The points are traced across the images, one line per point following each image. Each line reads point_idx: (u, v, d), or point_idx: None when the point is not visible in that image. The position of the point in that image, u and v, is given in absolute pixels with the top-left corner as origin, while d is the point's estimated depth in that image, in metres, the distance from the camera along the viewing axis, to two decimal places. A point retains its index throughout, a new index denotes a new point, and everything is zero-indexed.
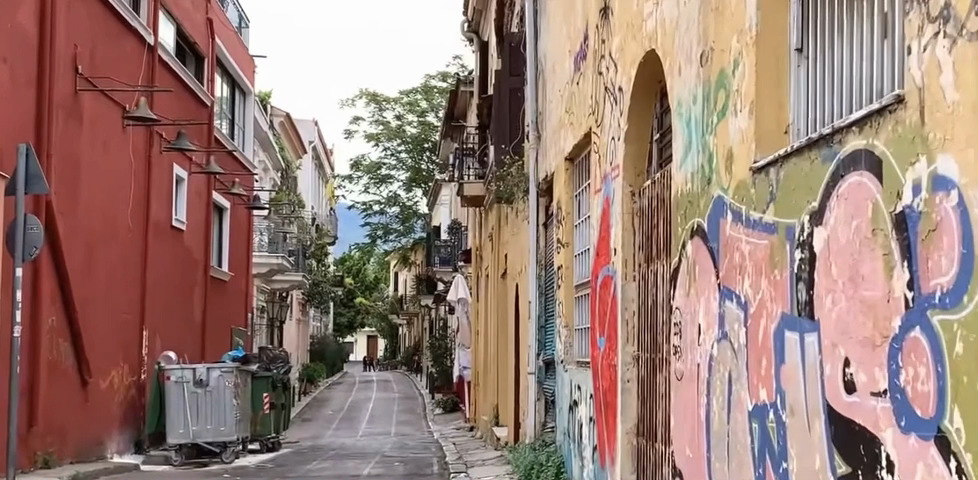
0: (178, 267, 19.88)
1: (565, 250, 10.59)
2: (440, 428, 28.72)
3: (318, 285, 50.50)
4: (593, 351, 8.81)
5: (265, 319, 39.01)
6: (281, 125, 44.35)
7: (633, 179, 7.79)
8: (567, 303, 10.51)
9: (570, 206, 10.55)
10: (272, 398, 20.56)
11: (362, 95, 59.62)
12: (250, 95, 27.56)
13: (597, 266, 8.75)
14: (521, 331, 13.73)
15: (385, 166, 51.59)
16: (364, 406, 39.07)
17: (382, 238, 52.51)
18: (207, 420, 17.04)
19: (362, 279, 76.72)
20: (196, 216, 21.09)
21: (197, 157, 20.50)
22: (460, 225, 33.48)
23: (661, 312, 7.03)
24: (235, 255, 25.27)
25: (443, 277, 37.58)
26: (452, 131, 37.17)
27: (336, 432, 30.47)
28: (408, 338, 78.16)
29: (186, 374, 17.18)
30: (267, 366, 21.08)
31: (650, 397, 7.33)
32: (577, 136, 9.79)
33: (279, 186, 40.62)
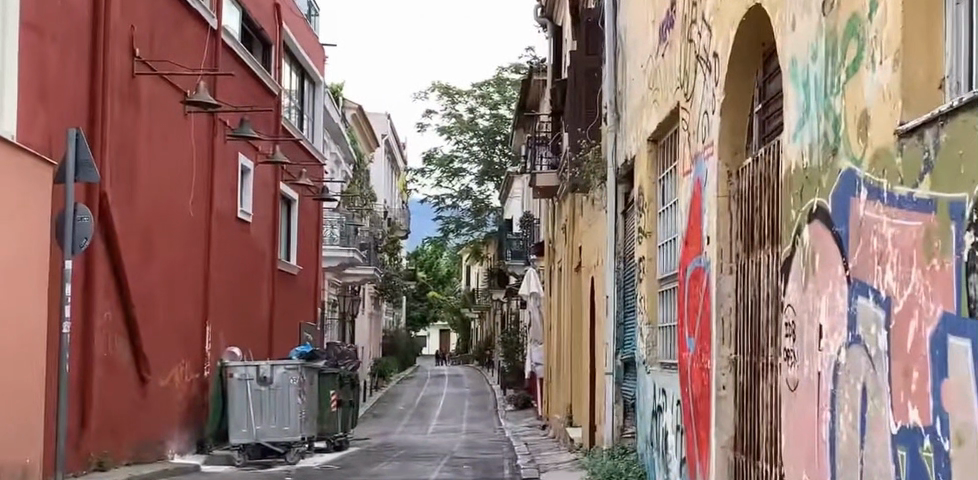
0: (244, 260, 19.35)
1: (647, 240, 9.63)
2: (512, 426, 27.88)
3: (390, 279, 50.05)
4: (681, 353, 7.84)
5: (336, 313, 38.59)
6: (353, 117, 43.90)
7: (729, 157, 6.82)
8: (650, 300, 9.54)
9: (653, 193, 9.58)
10: (339, 395, 19.90)
11: (435, 88, 59.01)
12: (320, 85, 26.99)
13: (685, 258, 7.79)
14: (598, 329, 12.77)
15: (457, 159, 50.92)
16: (436, 402, 38.41)
17: (454, 232, 51.87)
18: (272, 419, 16.43)
19: (435, 273, 76.26)
20: (263, 207, 20.53)
21: (262, 147, 19.91)
22: (533, 218, 32.58)
23: (765, 311, 6.06)
24: (304, 248, 24.75)
25: (515, 271, 36.71)
26: (525, 122, 36.22)
27: (407, 428, 29.81)
28: (481, 333, 77.56)
29: (250, 371, 16.64)
30: (334, 362, 20.43)
31: (750, 409, 6.36)
32: (663, 114, 8.82)
33: (351, 179, 40.15)
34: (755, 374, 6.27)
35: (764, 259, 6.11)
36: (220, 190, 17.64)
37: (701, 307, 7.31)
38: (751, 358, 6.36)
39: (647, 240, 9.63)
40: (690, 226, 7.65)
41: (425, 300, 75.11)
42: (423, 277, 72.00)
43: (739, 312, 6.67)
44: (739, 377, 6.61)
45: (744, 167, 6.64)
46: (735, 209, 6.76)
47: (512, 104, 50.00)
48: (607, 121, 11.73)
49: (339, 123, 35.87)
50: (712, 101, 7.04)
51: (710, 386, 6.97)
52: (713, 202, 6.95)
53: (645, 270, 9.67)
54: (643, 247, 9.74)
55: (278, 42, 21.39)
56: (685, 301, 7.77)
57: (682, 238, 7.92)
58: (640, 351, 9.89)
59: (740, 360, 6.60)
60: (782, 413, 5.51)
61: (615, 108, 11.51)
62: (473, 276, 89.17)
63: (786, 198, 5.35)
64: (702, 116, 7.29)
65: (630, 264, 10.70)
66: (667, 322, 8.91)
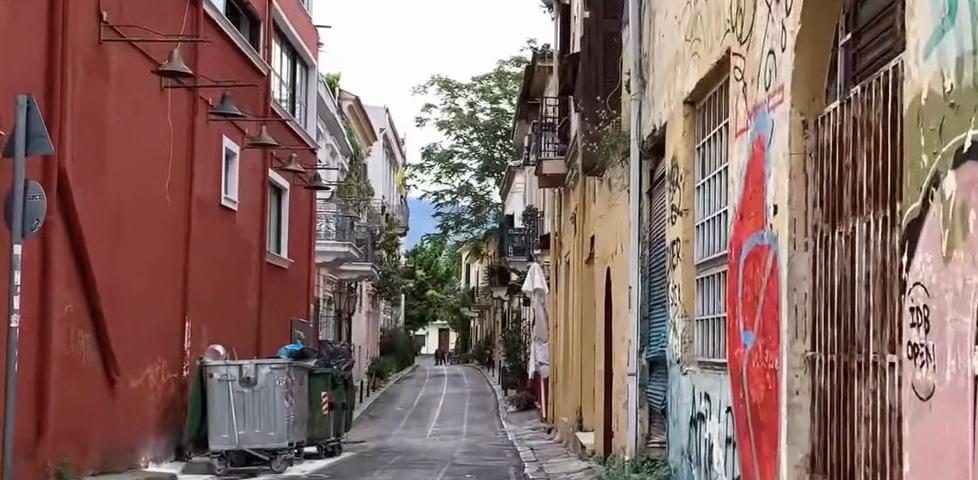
0: (229, 251, 18.01)
1: (683, 219, 8.24)
2: (514, 428, 26.55)
3: (388, 276, 48.71)
4: (735, 350, 6.47)
5: (331, 311, 37.26)
6: (350, 109, 42.51)
7: (804, 103, 5.47)
8: (688, 286, 8.16)
9: (691, 163, 8.21)
10: (330, 397, 18.57)
11: (434, 82, 57.60)
12: (313, 69, 25.62)
13: (740, 235, 6.42)
14: (618, 325, 11.40)
15: (456, 154, 49.54)
16: (435, 403, 37.06)
17: (454, 229, 50.53)
18: (256, 423, 15.10)
19: (434, 271, 75.01)
20: (250, 195, 19.17)
21: (249, 131, 18.55)
22: (536, 212, 31.22)
23: (863, 293, 4.69)
24: (296, 240, 23.41)
25: (517, 268, 35.35)
26: (528, 113, 34.84)
27: (404, 431, 28.48)
28: (480, 333, 76.22)
29: (232, 371, 15.30)
30: (326, 362, 19.07)
31: (838, 420, 4.99)
32: (705, 68, 7.46)
33: (347, 173, 38.73)
34: (847, 377, 4.89)
35: (861, 227, 4.75)
36: (201, 174, 16.28)
37: (763, 292, 5.93)
38: (839, 356, 4.99)
39: (683, 218, 8.25)
40: (748, 196, 6.28)
41: (424, 299, 73.90)
42: (421, 275, 70.68)
43: (819, 297, 5.30)
44: (819, 380, 5.24)
45: (827, 115, 5.27)
46: (814, 169, 5.40)
47: (514, 98, 48.66)
48: (630, 89, 10.36)
49: (335, 114, 34.49)
50: (781, 36, 5.68)
51: (778, 390, 5.59)
52: (782, 160, 5.59)
53: (680, 253, 8.29)
54: (677, 225, 8.37)
55: (268, 19, 20.01)
56: (740, 286, 6.41)
57: (736, 211, 6.57)
58: (671, 348, 8.51)
59: (822, 359, 5.22)
60: (900, 426, 4.13)
61: (640, 74, 10.12)
62: (473, 275, 87.76)
63: (911, 138, 3.98)
64: (766, 57, 5.93)
65: (660, 249, 9.33)
66: (711, 315, 7.53)
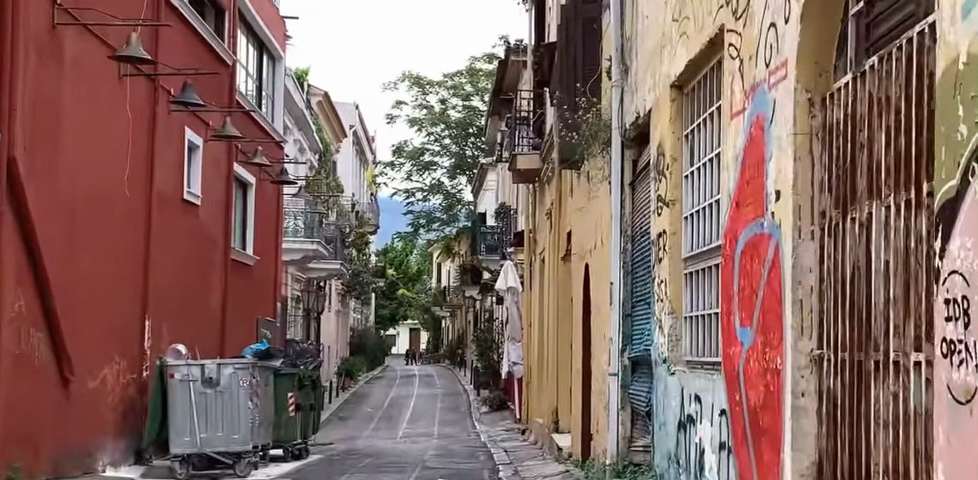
0: (192, 247, 17.40)
1: (670, 209, 7.78)
2: (487, 429, 26.08)
3: (358, 275, 48.10)
4: (730, 349, 6.00)
5: (300, 310, 36.70)
6: (320, 105, 41.89)
7: (810, 78, 5.01)
8: (675, 280, 7.70)
9: (678, 150, 7.74)
10: (297, 398, 18.03)
11: (406, 78, 57.08)
12: (281, 60, 25.01)
13: (736, 225, 5.96)
14: (597, 323, 10.96)
15: (427, 152, 49.00)
16: (406, 403, 36.54)
17: (425, 227, 50.00)
18: (219, 425, 14.55)
19: (404, 269, 74.64)
20: (213, 189, 18.57)
21: (213, 122, 17.95)
22: (509, 209, 30.78)
23: (883, 285, 4.23)
24: (262, 237, 22.80)
25: (489, 267, 34.90)
26: (500, 109, 34.41)
27: (374, 432, 27.96)
28: (451, 332, 75.80)
29: (193, 371, 14.64)
30: (292, 361, 18.51)
31: (851, 424, 4.52)
32: (693, 48, 7.01)
33: (316, 169, 38.11)
34: (862, 377, 4.43)
35: (879, 211, 4.29)
36: (163, 166, 15.67)
37: (763, 285, 5.45)
38: (853, 353, 4.52)
39: (670, 208, 7.78)
40: (745, 181, 5.82)
41: (394, 298, 73.29)
42: (391, 274, 70.13)
43: (827, 290, 4.84)
44: (829, 381, 4.77)
45: (838, 89, 4.81)
46: (821, 149, 4.94)
47: (486, 95, 48.21)
48: (611, 74, 9.92)
49: (303, 109, 33.90)
50: (785, 7, 5.22)
51: (781, 392, 5.12)
52: (786, 141, 5.13)
53: (666, 245, 7.82)
54: (663, 215, 7.91)
55: (233, 8, 19.41)
56: (736, 280, 5.94)
57: (730, 200, 6.10)
58: (657, 346, 8.05)
59: (833, 358, 4.76)
60: (933, 436, 3.66)
61: (621, 60, 9.67)
62: (443, 274, 87.21)
63: (945, 106, 3.53)
64: (767, 31, 5.47)
65: (644, 242, 8.88)
66: (701, 311, 7.09)
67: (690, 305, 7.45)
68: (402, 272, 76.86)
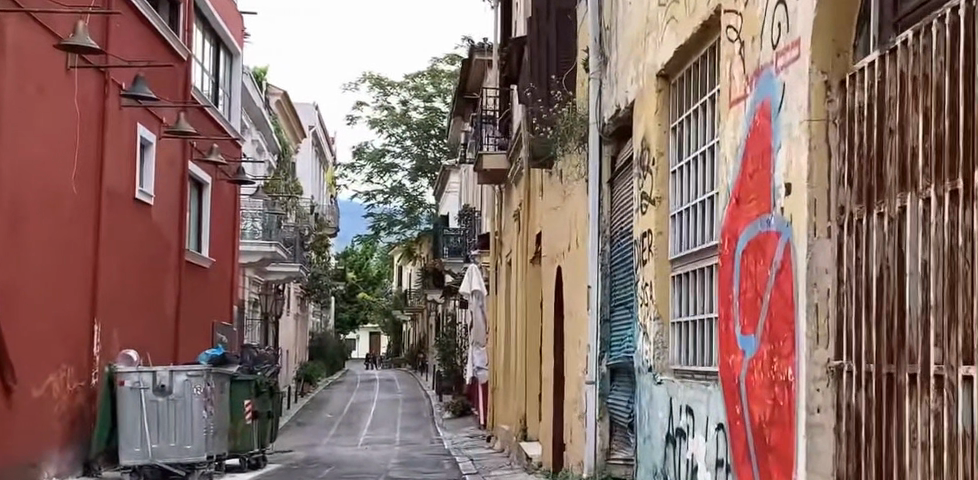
0: (144, 249, 16.69)
1: (656, 207, 7.28)
2: (450, 436, 25.51)
3: (318, 278, 47.33)
4: (730, 358, 5.49)
5: (257, 314, 35.92)
6: (279, 104, 41.12)
7: (826, 58, 4.51)
8: (661, 282, 7.19)
9: (665, 143, 7.22)
10: (254, 405, 17.36)
11: (367, 79, 56.39)
12: (239, 57, 24.30)
13: (736, 223, 5.45)
14: (573, 328, 10.46)
15: (388, 154, 48.33)
16: (366, 409, 35.86)
17: (386, 230, 49.33)
18: (170, 436, 13.85)
19: (364, 272, 73.90)
20: (167, 188, 17.85)
21: (166, 118, 17.23)
22: (473, 211, 30.26)
23: (922, 287, 3.74)
24: (218, 238, 22.08)
25: (452, 270, 34.35)
26: (464, 110, 33.88)
27: (335, 439, 27.30)
28: (412, 336, 75.08)
29: (144, 379, 14.11)
30: (249, 367, 17.82)
31: (880, 445, 4.02)
32: (683, 33, 6.50)
33: (275, 170, 37.33)
34: (894, 393, 3.93)
35: (915, 204, 3.79)
36: (113, 163, 14.94)
37: (769, 289, 4.95)
38: (881, 365, 4.02)
39: (656, 206, 7.27)
40: (747, 175, 5.31)
41: (354, 301, 72.50)
42: (351, 277, 69.34)
43: (848, 294, 4.34)
44: (851, 395, 4.27)
45: (859, 70, 4.32)
46: (840, 138, 4.44)
47: (448, 96, 47.68)
48: (588, 66, 9.42)
49: (262, 109, 33.17)
50: None
51: (793, 408, 4.62)
52: (798, 129, 4.62)
53: (652, 245, 7.31)
54: (648, 213, 7.40)
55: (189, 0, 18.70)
56: (736, 284, 5.44)
57: (728, 195, 5.60)
58: (640, 354, 7.56)
59: (856, 370, 4.25)
60: None
61: (599, 50, 9.17)
62: (404, 277, 86.51)
63: None
64: (774, 8, 4.97)
65: (626, 243, 8.37)
66: (692, 316, 6.59)
67: (680, 310, 6.95)
68: (363, 275, 76.08)
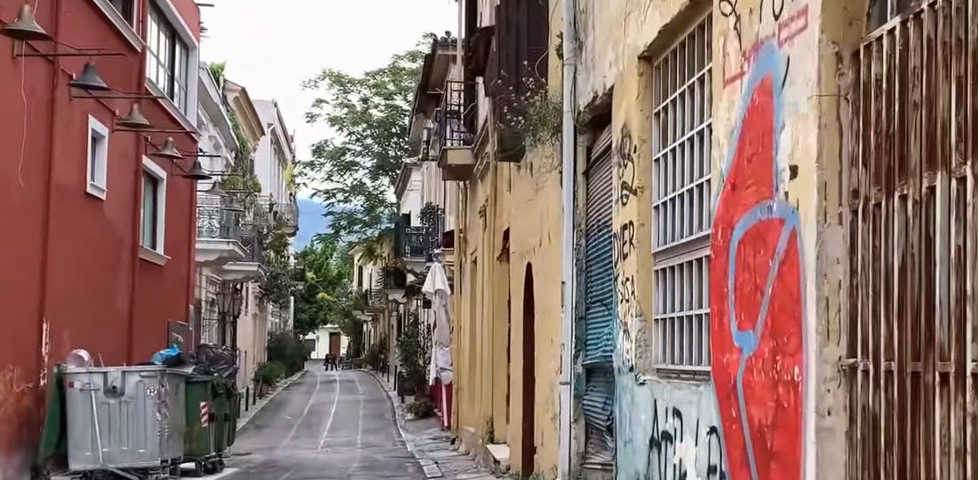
0: (96, 245, 16.07)
1: (637, 198, 6.89)
2: (413, 438, 25.05)
3: (277, 278, 46.59)
4: (725, 357, 5.11)
5: (215, 313, 35.26)
6: (236, 101, 40.42)
7: (838, 28, 4.12)
8: (643, 277, 6.82)
9: (647, 132, 6.83)
10: (210, 408, 16.79)
11: (327, 76, 55.74)
12: (196, 50, 23.69)
13: (731, 211, 5.06)
14: (546, 326, 10.11)
15: (349, 152, 47.73)
16: (327, 410, 35.28)
17: (347, 229, 48.73)
18: (124, 439, 13.30)
19: (324, 272, 73.16)
20: (120, 183, 17.23)
21: (119, 111, 16.62)
22: (436, 209, 29.82)
23: (954, 278, 3.35)
24: (174, 235, 21.46)
25: (414, 269, 33.93)
26: (426, 107, 33.46)
27: (295, 442, 26.73)
28: (373, 336, 74.43)
29: (95, 380, 13.39)
30: (206, 368, 17.24)
31: (903, 453, 3.64)
32: (669, 10, 6.11)
33: (233, 167, 36.64)
34: (919, 394, 3.54)
35: (946, 185, 3.41)
36: (63, 157, 14.33)
37: (771, 281, 4.56)
38: (904, 364, 3.63)
39: (638, 196, 6.88)
40: (743, 158, 4.93)
41: (314, 301, 71.76)
42: (311, 277, 68.61)
43: (863, 286, 3.95)
44: (867, 397, 3.89)
45: (875, 40, 3.94)
46: (853, 115, 4.05)
47: (409, 94, 47.23)
48: (562, 52, 9.02)
49: (219, 105, 32.51)
50: None
51: (800, 411, 4.22)
52: (806, 106, 4.23)
53: (633, 238, 6.92)
54: (629, 205, 7.01)
55: None
56: (731, 277, 5.05)
57: (722, 181, 5.20)
58: (619, 353, 7.18)
59: (875, 369, 3.87)
60: None
61: (573, 36, 8.78)
62: (364, 277, 85.78)
63: None
64: None
65: (605, 236, 7.98)
66: (681, 313, 6.21)
67: (665, 307, 6.57)
68: (322, 275, 75.28)
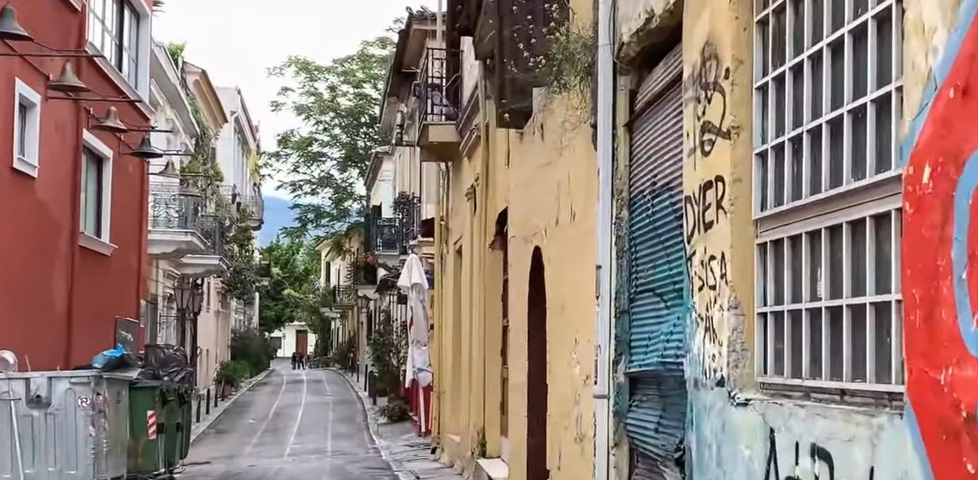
0: (25, 231, 13.87)
1: (733, 143, 4.88)
2: (387, 445, 23.08)
3: (241, 273, 44.40)
4: (944, 376, 3.10)
5: (173, 310, 33.12)
6: (197, 85, 38.19)
7: None
8: (743, 251, 4.83)
9: (743, 50, 4.84)
10: (158, 418, 14.64)
11: (293, 64, 53.61)
12: (148, 19, 21.51)
13: (958, 130, 3.06)
14: (567, 322, 8.18)
15: (316, 142, 45.54)
16: (293, 413, 33.19)
17: (314, 223, 46.58)
18: (49, 458, 10.89)
19: (288, 268, 71.08)
20: (57, 160, 15.07)
21: (52, 75, 14.51)
22: (411, 199, 27.85)
23: None
24: (121, 221, 19.28)
25: (387, 263, 31.97)
26: (399, 90, 31.48)
27: (258, 449, 24.69)
28: (341, 335, 72.32)
29: (16, 387, 10.75)
30: (154, 372, 15.10)
31: None
32: None
33: (192, 154, 34.46)
34: None
35: None
36: None
37: None
38: None
39: (733, 141, 4.86)
40: None
41: (279, 298, 69.62)
42: (276, 273, 66.45)
43: None
44: None
45: None
46: None
47: (379, 82, 45.11)
48: None
49: (175, 86, 30.32)
50: None
51: None
52: None
53: (726, 197, 4.92)
54: (719, 151, 4.99)
55: None
56: (959, 245, 3.04)
57: (933, 85, 3.20)
58: (700, 360, 5.20)
59: None
60: None
61: None
62: (331, 272, 83.48)
63: None
64: None
65: (668, 202, 6.00)
66: (817, 302, 4.20)
67: (779, 292, 4.56)
68: (288, 270, 72.96)
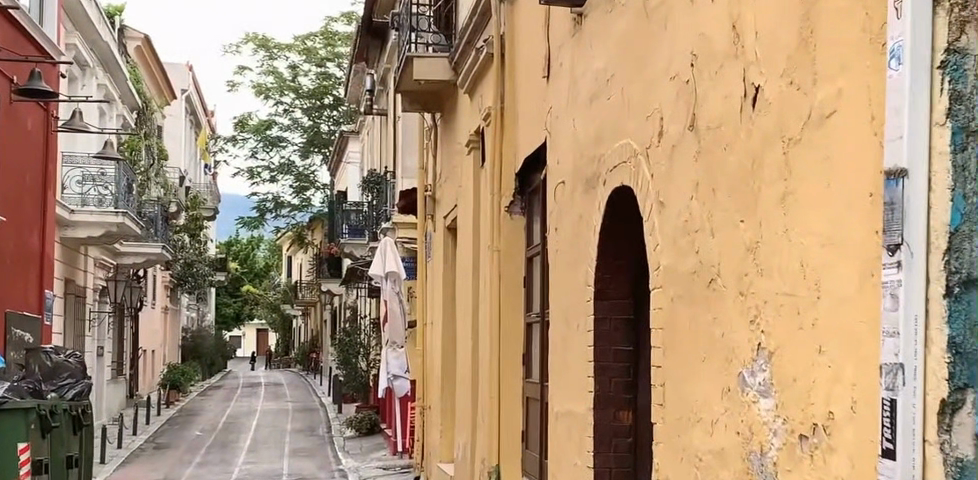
0: None
1: None
2: (355, 467, 19.02)
3: (191, 266, 39.91)
4: None
5: (107, 305, 28.71)
6: (139, 52, 33.75)
7: None
8: None
9: None
10: (35, 454, 10.33)
11: (251, 41, 49.25)
12: None
13: None
14: (735, 312, 4.17)
15: (275, 126, 41.19)
16: (245, 423, 29.00)
17: (272, 213, 42.13)
18: None
19: (243, 264, 66.54)
20: None
21: None
22: (384, 179, 23.79)
23: None
24: (13, 189, 14.92)
25: (354, 253, 27.93)
26: (367, 54, 27.30)
27: (200, 470, 20.51)
28: (304, 334, 67.91)
29: None
30: (36, 389, 10.87)
31: None
32: None
33: (129, 127, 29.82)
34: None
35: None
36: None
37: None
38: None
39: None
40: None
41: (238, 295, 65.11)
42: (234, 268, 62.01)
43: None
44: None
45: None
46: None
47: (344, 61, 40.58)
48: None
49: (106, 43, 25.89)
50: None
51: None
52: None
53: None
54: None
55: None
56: None
57: None
58: None
59: None
60: None
61: None
62: (292, 266, 79.02)
63: None
64: None
65: None
66: None
67: None
68: (246, 265, 68.40)
